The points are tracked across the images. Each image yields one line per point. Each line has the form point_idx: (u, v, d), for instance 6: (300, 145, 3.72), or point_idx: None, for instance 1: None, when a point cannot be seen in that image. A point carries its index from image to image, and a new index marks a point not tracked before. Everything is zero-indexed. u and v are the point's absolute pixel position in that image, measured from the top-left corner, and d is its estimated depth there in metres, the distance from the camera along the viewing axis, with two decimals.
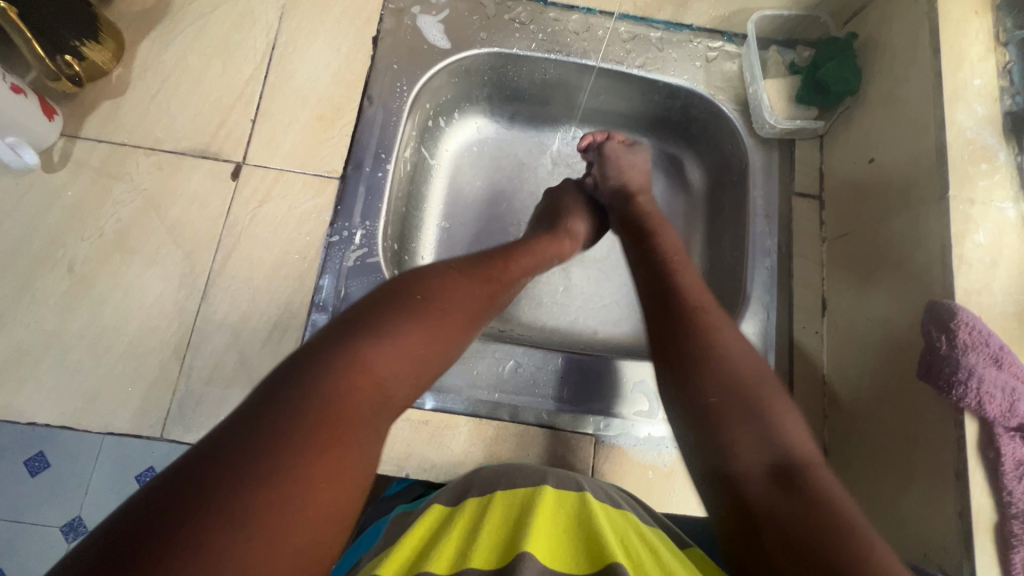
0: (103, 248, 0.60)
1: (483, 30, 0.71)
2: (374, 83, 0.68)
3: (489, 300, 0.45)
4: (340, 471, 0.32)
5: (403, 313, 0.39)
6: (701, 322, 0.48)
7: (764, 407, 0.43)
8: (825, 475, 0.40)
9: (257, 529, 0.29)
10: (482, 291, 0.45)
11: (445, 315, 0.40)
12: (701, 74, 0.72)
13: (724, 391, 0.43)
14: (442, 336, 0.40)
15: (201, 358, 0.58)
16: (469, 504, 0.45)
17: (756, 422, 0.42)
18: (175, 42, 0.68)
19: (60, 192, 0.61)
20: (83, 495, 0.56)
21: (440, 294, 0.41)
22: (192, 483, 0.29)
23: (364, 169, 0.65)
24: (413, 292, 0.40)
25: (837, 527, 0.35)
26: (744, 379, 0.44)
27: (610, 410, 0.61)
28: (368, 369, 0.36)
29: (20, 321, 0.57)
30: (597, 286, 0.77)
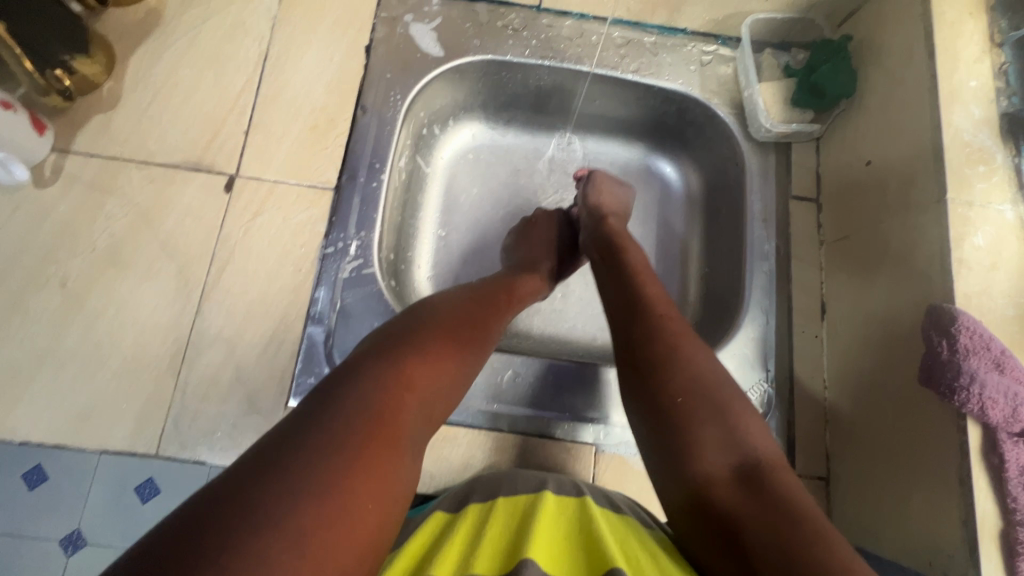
0: (96, 263, 0.60)
1: (477, 37, 0.71)
2: (368, 92, 0.68)
3: (495, 325, 0.50)
4: (379, 480, 0.33)
5: (425, 337, 0.43)
6: (663, 329, 0.48)
7: (730, 408, 0.43)
8: (787, 476, 0.40)
9: (302, 534, 0.29)
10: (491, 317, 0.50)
11: (461, 337, 0.45)
12: (696, 78, 0.72)
13: (691, 392, 0.43)
14: (461, 359, 0.44)
15: (196, 373, 0.58)
16: (471, 509, 0.45)
17: (722, 423, 0.42)
18: (167, 54, 0.67)
19: (52, 207, 0.61)
20: (81, 509, 0.54)
21: (455, 320, 0.46)
22: (242, 494, 0.30)
23: (359, 180, 0.65)
24: (431, 320, 0.45)
25: (805, 527, 0.35)
26: (707, 381, 0.44)
27: (610, 418, 0.61)
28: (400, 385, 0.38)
29: (13, 338, 0.57)
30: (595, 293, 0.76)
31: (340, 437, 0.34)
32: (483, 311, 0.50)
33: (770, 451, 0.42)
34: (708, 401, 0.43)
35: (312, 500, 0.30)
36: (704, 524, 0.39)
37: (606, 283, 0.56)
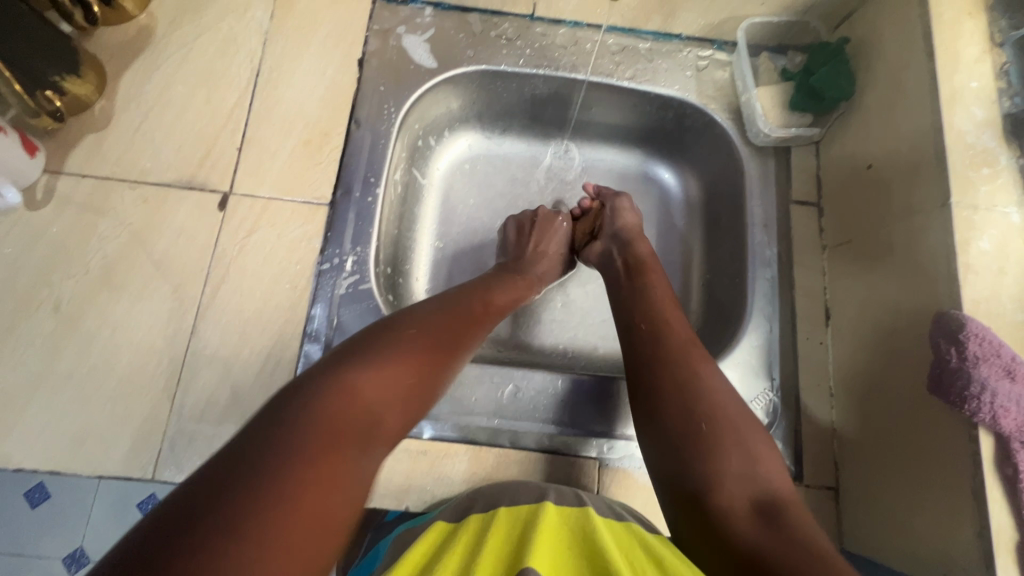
0: (90, 285, 0.59)
1: (470, 47, 0.71)
2: (361, 105, 0.67)
3: (468, 335, 0.50)
4: (331, 487, 0.33)
5: (385, 349, 0.43)
6: (675, 355, 0.48)
7: (749, 439, 0.43)
8: (803, 511, 0.39)
9: (250, 541, 0.29)
10: (462, 326, 0.50)
11: (428, 347, 0.45)
12: (692, 83, 0.72)
13: (712, 419, 0.43)
14: (425, 367, 0.44)
15: (192, 395, 0.57)
16: (473, 519, 0.44)
17: (742, 452, 0.42)
18: (158, 72, 0.67)
19: (44, 230, 0.60)
20: (83, 526, 0.60)
21: (424, 331, 0.46)
22: (200, 500, 0.30)
23: (354, 194, 0.64)
24: (398, 331, 0.45)
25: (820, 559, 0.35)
26: (730, 411, 0.44)
27: (614, 431, 0.60)
28: (357, 393, 0.39)
29: (6, 363, 0.56)
30: (596, 302, 0.75)
31: (287, 448, 0.33)
32: (456, 320, 0.50)
33: (786, 485, 0.41)
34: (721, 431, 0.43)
35: (258, 512, 0.29)
36: (710, 550, 0.39)
37: (622, 303, 0.57)
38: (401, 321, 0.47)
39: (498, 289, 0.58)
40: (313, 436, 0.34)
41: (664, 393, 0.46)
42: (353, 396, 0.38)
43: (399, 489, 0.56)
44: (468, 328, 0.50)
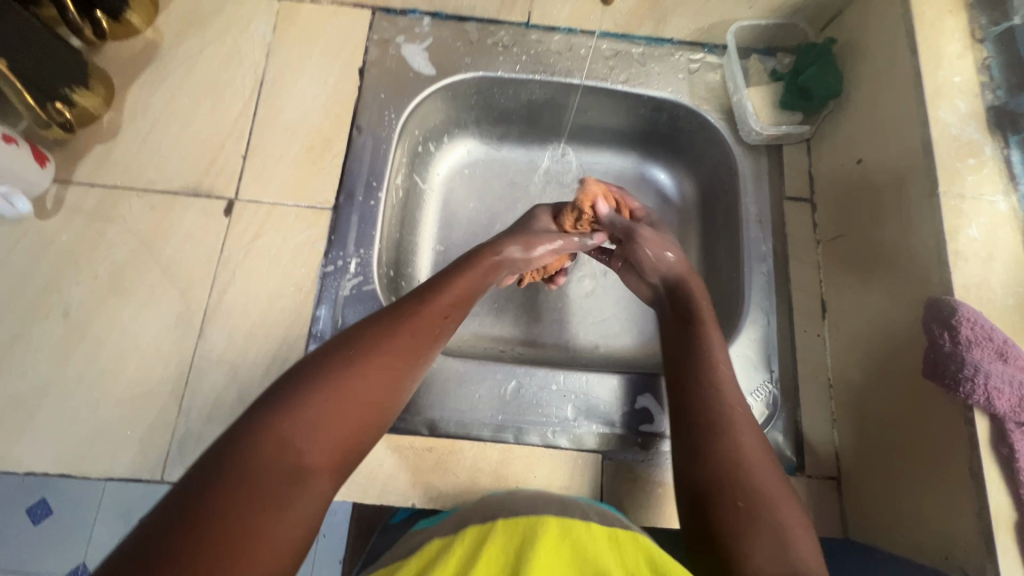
0: (99, 291, 0.60)
1: (468, 55, 0.73)
2: (363, 112, 0.69)
3: (418, 345, 0.49)
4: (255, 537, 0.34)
5: (315, 385, 0.42)
6: (726, 420, 0.48)
7: (784, 520, 0.41)
8: None
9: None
10: (412, 339, 0.48)
11: (367, 371, 0.44)
12: (684, 85, 0.73)
13: (749, 496, 0.42)
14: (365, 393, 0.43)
15: (200, 396, 0.58)
16: (465, 538, 0.42)
17: (778, 535, 0.40)
18: (165, 84, 0.69)
19: (54, 238, 0.61)
20: None
21: (354, 360, 0.44)
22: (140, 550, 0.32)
23: (357, 199, 0.66)
24: (328, 363, 0.44)
25: None
26: (767, 490, 0.43)
27: (616, 425, 0.60)
28: (292, 434, 0.39)
29: (17, 369, 0.57)
30: (595, 301, 0.77)
31: (197, 508, 0.34)
32: (390, 338, 0.47)
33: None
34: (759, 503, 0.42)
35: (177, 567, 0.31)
36: None
37: (671, 352, 0.56)
38: (330, 351, 0.45)
39: (448, 288, 0.53)
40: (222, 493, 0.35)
41: (710, 459, 0.45)
42: (272, 444, 0.38)
43: (405, 486, 0.56)
44: (406, 344, 0.47)
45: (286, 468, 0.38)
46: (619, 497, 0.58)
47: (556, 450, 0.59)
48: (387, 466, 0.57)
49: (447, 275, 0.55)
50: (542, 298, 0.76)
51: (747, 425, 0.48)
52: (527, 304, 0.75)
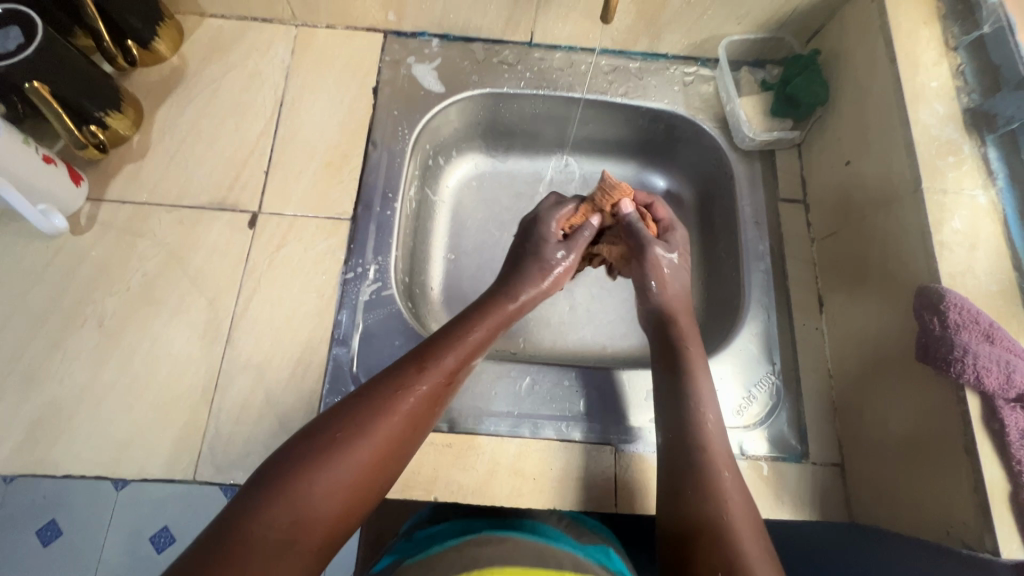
0: (130, 302, 0.63)
1: (475, 73, 0.77)
2: (377, 128, 0.73)
3: (418, 416, 0.49)
4: None
5: (309, 464, 0.43)
6: (715, 485, 0.50)
7: None
8: None
9: None
10: (414, 409, 0.48)
11: (370, 448, 0.45)
12: (680, 97, 0.78)
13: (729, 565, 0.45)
14: (364, 474, 0.44)
15: (229, 399, 0.60)
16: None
17: None
18: (190, 107, 0.73)
19: (87, 252, 0.64)
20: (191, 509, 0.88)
21: (349, 438, 0.45)
22: None
23: (374, 209, 0.69)
24: (324, 438, 0.44)
25: None
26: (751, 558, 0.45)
27: (627, 419, 0.63)
28: (292, 516, 0.41)
29: (53, 378, 0.59)
30: (601, 304, 0.80)
31: None
32: (387, 416, 0.47)
33: None
34: (736, 556, 0.45)
35: None
36: None
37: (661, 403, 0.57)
38: (328, 425, 0.45)
39: (449, 352, 0.52)
40: (214, 568, 0.37)
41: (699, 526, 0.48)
42: (262, 524, 0.40)
43: (428, 480, 0.59)
44: (401, 418, 0.47)
45: (276, 543, 0.40)
46: (631, 486, 0.60)
47: (570, 443, 0.61)
48: (409, 462, 0.59)
49: (447, 335, 0.54)
50: (550, 302, 0.79)
51: (736, 490, 0.50)
52: (536, 308, 0.78)
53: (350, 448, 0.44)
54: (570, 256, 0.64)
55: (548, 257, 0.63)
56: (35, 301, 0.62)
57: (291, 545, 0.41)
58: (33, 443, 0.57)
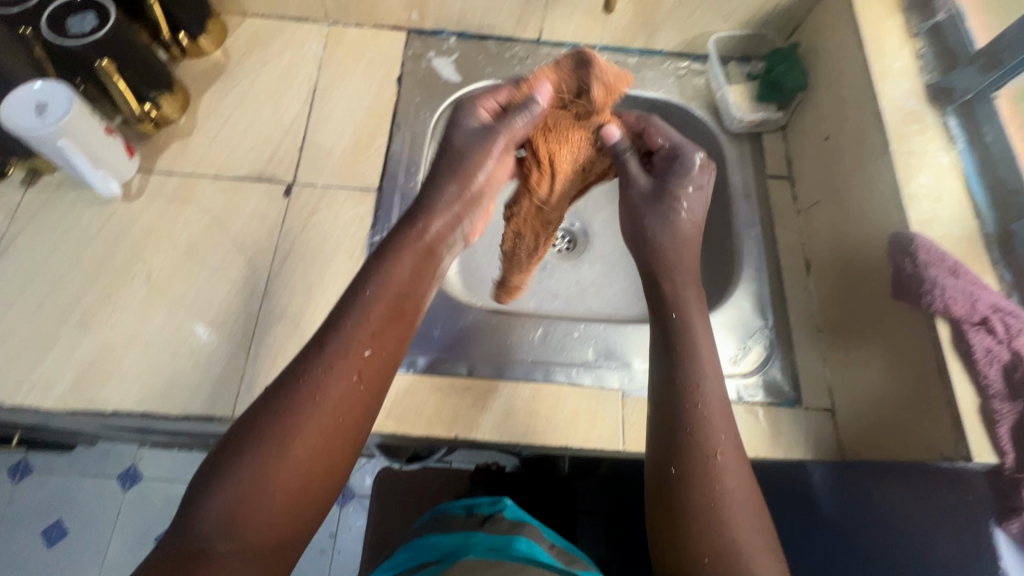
0: (177, 259, 0.69)
1: (490, 66, 0.85)
2: (401, 112, 0.81)
3: (342, 387, 0.47)
4: None
5: (236, 465, 0.43)
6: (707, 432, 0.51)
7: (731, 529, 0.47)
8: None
9: None
10: (342, 383, 0.47)
11: (299, 437, 0.44)
12: (675, 87, 0.86)
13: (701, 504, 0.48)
14: (294, 462, 0.44)
15: (265, 346, 0.65)
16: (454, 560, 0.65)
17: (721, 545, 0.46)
18: (231, 92, 0.80)
19: (138, 215, 0.71)
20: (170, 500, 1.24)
21: (263, 440, 0.44)
22: None
23: (398, 181, 0.76)
24: (237, 443, 0.44)
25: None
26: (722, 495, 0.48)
27: (631, 365, 0.68)
28: (232, 514, 0.42)
29: (106, 325, 0.65)
30: (606, 277, 0.86)
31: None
32: (302, 412, 0.45)
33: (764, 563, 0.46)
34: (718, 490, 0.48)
35: None
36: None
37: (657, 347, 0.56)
38: (242, 429, 0.45)
39: (354, 331, 0.49)
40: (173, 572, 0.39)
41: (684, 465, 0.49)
42: (198, 538, 0.41)
43: (449, 419, 0.63)
44: (322, 398, 0.46)
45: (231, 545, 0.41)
46: (637, 426, 0.64)
47: (579, 387, 0.66)
48: (431, 403, 0.64)
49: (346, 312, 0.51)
50: (558, 276, 0.85)
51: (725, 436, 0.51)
52: (544, 280, 0.84)
53: (277, 442, 0.44)
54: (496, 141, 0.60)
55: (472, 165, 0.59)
56: (89, 258, 0.68)
57: (241, 547, 0.41)
58: (85, 382, 0.62)
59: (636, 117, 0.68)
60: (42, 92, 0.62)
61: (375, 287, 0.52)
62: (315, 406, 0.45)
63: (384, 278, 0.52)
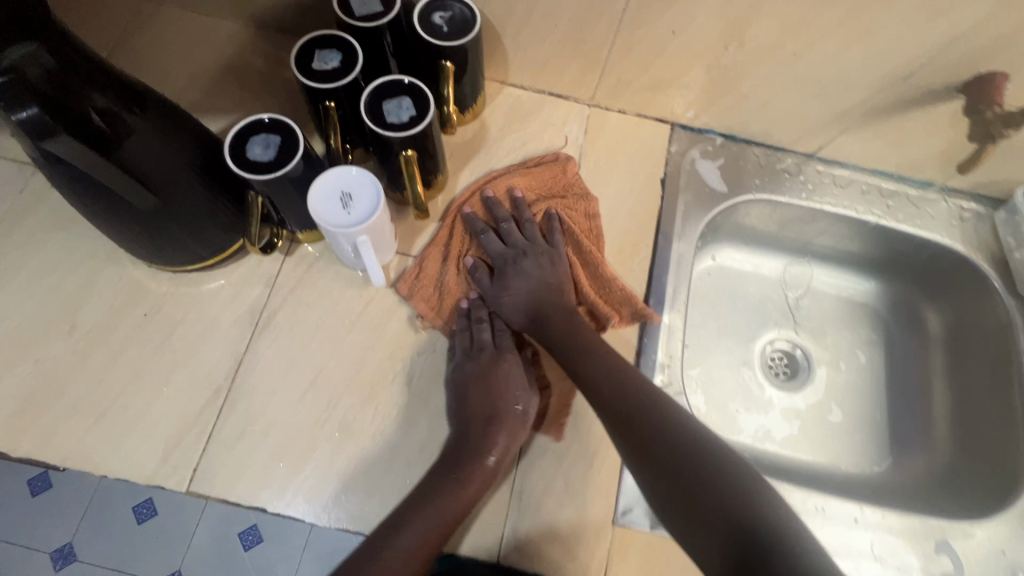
0: (437, 366, 0.64)
1: (758, 177, 0.78)
2: (665, 220, 0.74)
3: (489, 450, 0.57)
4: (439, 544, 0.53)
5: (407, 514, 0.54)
6: (564, 320, 0.63)
7: (601, 364, 0.59)
8: (646, 405, 0.55)
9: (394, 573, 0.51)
10: (479, 453, 0.57)
11: (464, 477, 0.55)
12: (958, 232, 0.77)
13: (592, 374, 0.58)
14: (466, 500, 0.55)
15: (530, 483, 0.61)
16: None
17: (606, 380, 0.58)
18: (489, 172, 0.74)
19: (396, 307, 0.66)
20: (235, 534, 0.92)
21: (444, 484, 0.55)
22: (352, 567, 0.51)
23: (664, 305, 0.69)
24: (416, 505, 0.54)
25: (638, 425, 0.54)
26: (601, 352, 0.60)
27: (911, 565, 0.63)
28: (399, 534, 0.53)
29: (364, 434, 0.60)
30: (825, 422, 0.81)
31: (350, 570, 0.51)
32: (464, 466, 0.56)
33: (626, 374, 0.58)
34: (582, 353, 0.60)
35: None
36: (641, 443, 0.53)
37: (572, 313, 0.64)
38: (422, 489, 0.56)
39: (444, 474, 0.56)
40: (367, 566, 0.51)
41: (578, 343, 0.61)
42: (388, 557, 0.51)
43: None
44: (472, 459, 0.56)
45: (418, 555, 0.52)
46: None
47: None
48: None
49: (443, 473, 0.56)
50: (774, 408, 0.82)
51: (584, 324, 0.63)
52: (764, 408, 0.82)
53: (445, 483, 0.55)
54: (506, 365, 0.63)
55: (491, 387, 0.60)
56: (349, 350, 0.64)
57: (418, 545, 0.52)
58: (348, 496, 0.58)
59: (662, 307, 0.69)
60: (351, 180, 0.57)
61: (468, 419, 0.59)
62: (467, 465, 0.56)
63: (484, 384, 0.60)
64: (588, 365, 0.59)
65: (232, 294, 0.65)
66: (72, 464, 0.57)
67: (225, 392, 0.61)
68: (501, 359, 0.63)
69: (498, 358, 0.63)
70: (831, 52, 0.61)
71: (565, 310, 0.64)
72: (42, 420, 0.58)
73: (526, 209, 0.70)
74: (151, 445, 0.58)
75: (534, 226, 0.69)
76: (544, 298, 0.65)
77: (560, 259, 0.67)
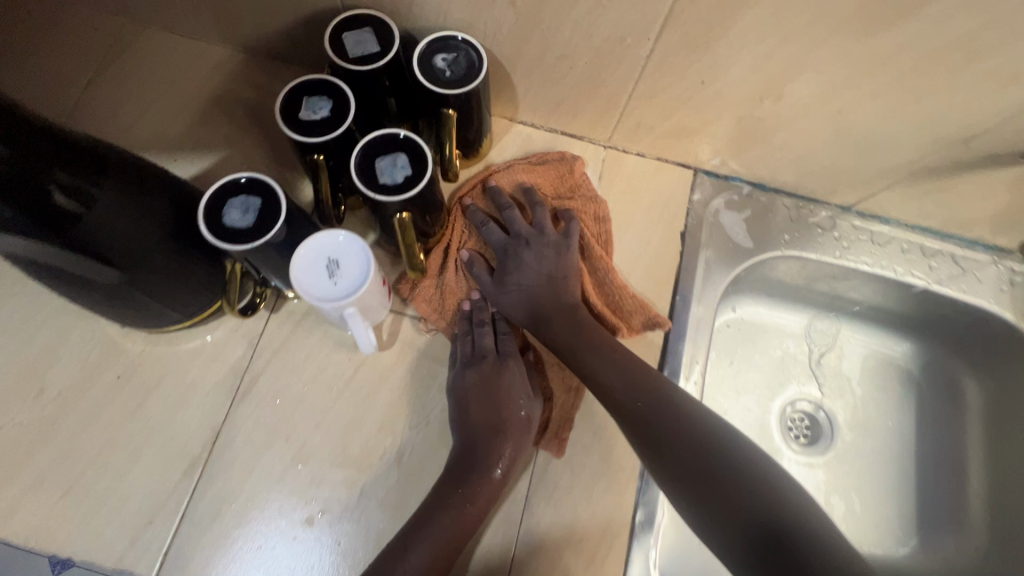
0: (429, 444, 0.59)
1: (787, 232, 0.71)
2: (683, 278, 0.67)
3: (496, 464, 0.54)
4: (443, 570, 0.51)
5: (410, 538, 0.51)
6: (573, 313, 0.59)
7: (616, 363, 0.55)
8: (667, 401, 0.52)
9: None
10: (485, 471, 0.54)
11: (471, 496, 0.53)
12: (1007, 298, 0.70)
13: (605, 374, 0.54)
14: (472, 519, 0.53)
15: None
16: None
17: (620, 379, 0.54)
18: None
19: (388, 373, 0.61)
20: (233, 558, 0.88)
21: (450, 504, 0.52)
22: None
23: (679, 376, 0.63)
24: (420, 527, 0.52)
25: (658, 425, 0.51)
26: (613, 349, 0.57)
27: None
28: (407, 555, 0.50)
29: (348, 516, 0.56)
30: (847, 491, 0.75)
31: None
32: (469, 483, 0.53)
33: (640, 374, 0.54)
34: (594, 347, 0.56)
35: None
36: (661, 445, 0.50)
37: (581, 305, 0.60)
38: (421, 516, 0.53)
39: (448, 492, 0.53)
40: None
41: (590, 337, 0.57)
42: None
43: None
44: (478, 474, 0.54)
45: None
46: None
47: None
48: None
49: (442, 501, 0.53)
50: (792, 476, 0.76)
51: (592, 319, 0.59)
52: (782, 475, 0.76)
53: (450, 504, 0.52)
54: (509, 372, 0.59)
55: (496, 399, 0.57)
56: (336, 422, 0.59)
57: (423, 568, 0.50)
58: None
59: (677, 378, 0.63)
60: (339, 247, 0.51)
61: (473, 434, 0.56)
62: (471, 487, 0.53)
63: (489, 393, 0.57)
64: (600, 360, 0.55)
65: (212, 356, 0.60)
66: (33, 544, 0.53)
67: (201, 465, 0.56)
68: (504, 363, 0.60)
69: (501, 364, 0.59)
70: (880, 111, 0.55)
71: (569, 305, 0.59)
72: (4, 495, 0.54)
73: (532, 195, 0.65)
74: (120, 524, 0.54)
75: (542, 210, 0.63)
76: (549, 290, 0.59)
77: (569, 248, 0.61)
